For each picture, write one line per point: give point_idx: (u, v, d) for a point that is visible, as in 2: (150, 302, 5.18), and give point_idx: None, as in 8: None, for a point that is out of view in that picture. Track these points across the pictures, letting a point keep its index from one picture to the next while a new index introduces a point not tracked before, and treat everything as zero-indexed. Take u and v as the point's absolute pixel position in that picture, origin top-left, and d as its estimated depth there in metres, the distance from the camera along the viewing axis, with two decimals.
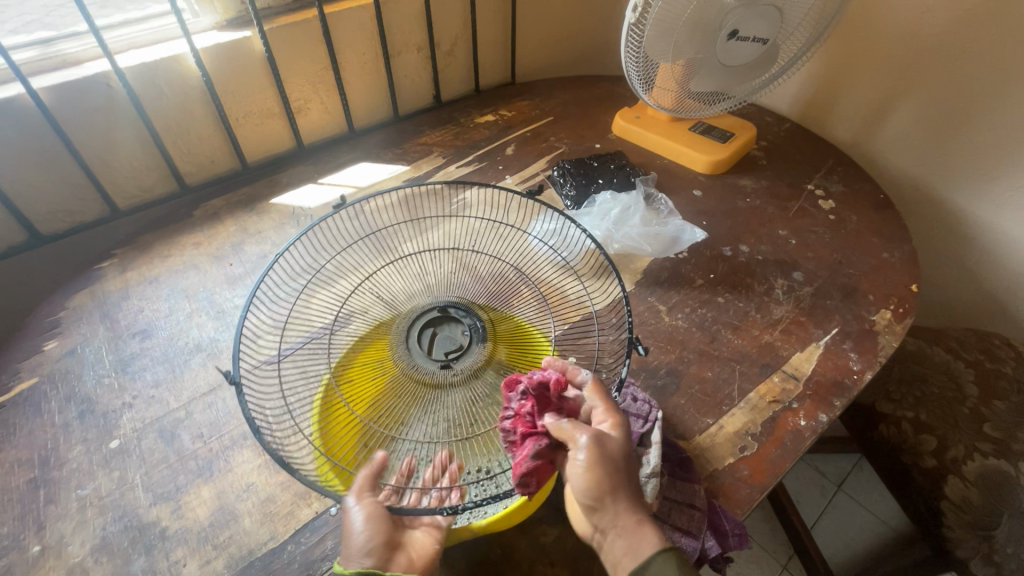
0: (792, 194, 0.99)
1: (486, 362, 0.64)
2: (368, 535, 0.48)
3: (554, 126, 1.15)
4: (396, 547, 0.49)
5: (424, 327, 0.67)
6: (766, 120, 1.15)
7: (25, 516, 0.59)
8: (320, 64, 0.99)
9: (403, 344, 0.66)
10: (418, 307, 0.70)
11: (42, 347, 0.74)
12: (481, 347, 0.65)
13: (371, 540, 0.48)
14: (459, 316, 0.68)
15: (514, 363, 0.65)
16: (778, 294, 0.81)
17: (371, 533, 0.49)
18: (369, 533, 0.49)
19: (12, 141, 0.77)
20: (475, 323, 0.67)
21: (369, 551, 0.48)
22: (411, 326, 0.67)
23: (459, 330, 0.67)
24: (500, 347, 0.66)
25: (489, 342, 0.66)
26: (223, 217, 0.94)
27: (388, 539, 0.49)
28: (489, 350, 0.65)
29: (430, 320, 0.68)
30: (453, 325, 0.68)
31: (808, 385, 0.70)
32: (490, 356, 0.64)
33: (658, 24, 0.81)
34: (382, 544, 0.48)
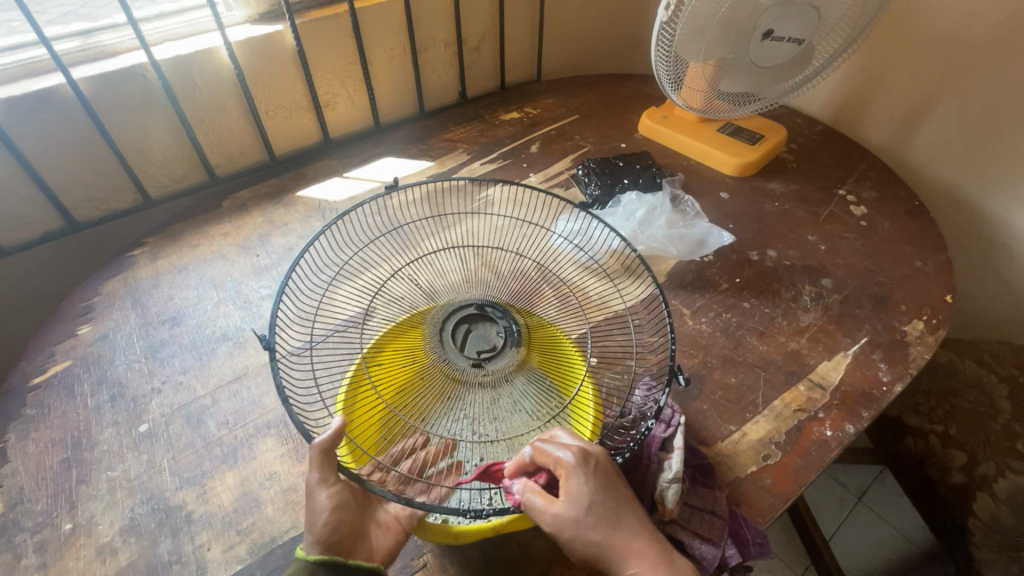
0: (822, 198, 0.97)
1: (518, 368, 0.61)
2: (331, 525, 0.49)
3: (579, 124, 1.15)
4: (357, 536, 0.51)
5: (459, 323, 0.65)
6: (796, 122, 1.12)
7: (58, 494, 0.60)
8: (349, 59, 1.00)
9: (437, 337, 0.64)
10: (455, 303, 0.68)
11: (76, 331, 0.76)
12: (515, 351, 0.62)
13: (332, 529, 0.49)
14: (496, 316, 0.66)
15: (547, 371, 0.62)
16: (806, 301, 0.80)
17: (337, 521, 0.49)
18: (335, 521, 0.49)
19: (52, 130, 0.80)
20: (511, 326, 0.65)
21: (331, 539, 0.49)
22: (446, 319, 0.65)
23: (494, 330, 0.65)
24: (534, 353, 0.63)
25: (524, 347, 0.63)
26: (251, 208, 0.96)
27: (351, 527, 0.50)
28: (523, 356, 0.62)
29: (467, 316, 0.66)
30: (488, 324, 0.66)
31: (835, 394, 0.69)
32: (523, 362, 0.62)
33: (691, 23, 0.80)
34: (343, 533, 0.49)
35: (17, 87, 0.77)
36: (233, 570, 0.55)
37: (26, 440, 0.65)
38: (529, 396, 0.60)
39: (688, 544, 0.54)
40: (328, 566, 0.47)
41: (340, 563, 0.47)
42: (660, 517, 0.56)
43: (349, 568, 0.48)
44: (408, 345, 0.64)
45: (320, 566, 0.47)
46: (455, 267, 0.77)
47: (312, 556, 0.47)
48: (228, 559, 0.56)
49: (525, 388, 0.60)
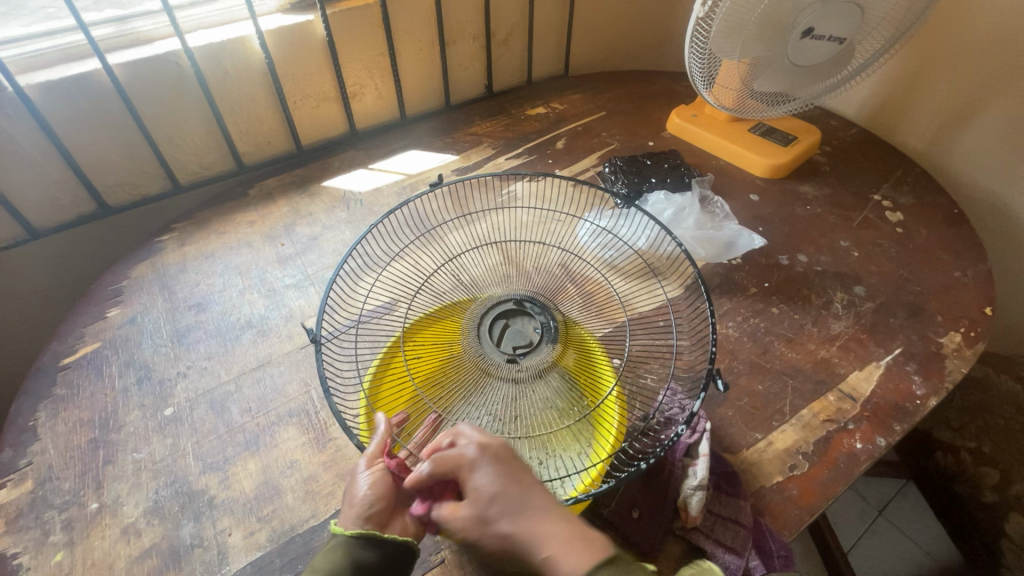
0: (856, 203, 0.94)
1: (553, 365, 0.60)
2: (371, 502, 0.49)
3: (606, 121, 1.13)
4: (392, 512, 0.50)
5: (496, 317, 0.65)
6: (831, 124, 1.09)
7: (86, 474, 0.61)
8: (377, 50, 1.00)
9: (474, 332, 0.64)
10: (493, 296, 0.67)
11: (105, 314, 0.78)
12: (550, 348, 0.61)
13: (370, 506, 0.49)
14: (533, 311, 0.65)
15: (582, 369, 0.61)
16: (837, 309, 0.78)
17: (375, 499, 0.49)
18: (372, 499, 0.49)
19: (87, 114, 0.81)
20: (548, 322, 0.64)
21: (368, 514, 0.49)
22: (483, 313, 0.65)
23: (532, 325, 0.64)
24: (570, 352, 0.62)
25: (559, 345, 0.62)
26: (277, 197, 0.96)
27: (389, 504, 0.50)
28: (559, 353, 0.61)
29: (504, 309, 0.65)
30: (525, 319, 0.65)
31: (866, 406, 0.67)
32: (559, 359, 0.61)
33: (727, 20, 0.78)
34: (381, 511, 0.49)
35: (54, 72, 0.78)
36: (253, 557, 0.55)
37: (56, 419, 0.66)
38: (563, 393, 0.59)
39: (711, 553, 0.54)
40: (365, 541, 0.47)
41: (379, 539, 0.47)
42: (682, 524, 0.55)
43: (387, 545, 0.47)
44: (444, 337, 0.64)
45: (358, 540, 0.47)
46: (478, 262, 0.76)
47: (350, 532, 0.47)
48: (248, 545, 0.56)
49: (559, 386, 0.59)
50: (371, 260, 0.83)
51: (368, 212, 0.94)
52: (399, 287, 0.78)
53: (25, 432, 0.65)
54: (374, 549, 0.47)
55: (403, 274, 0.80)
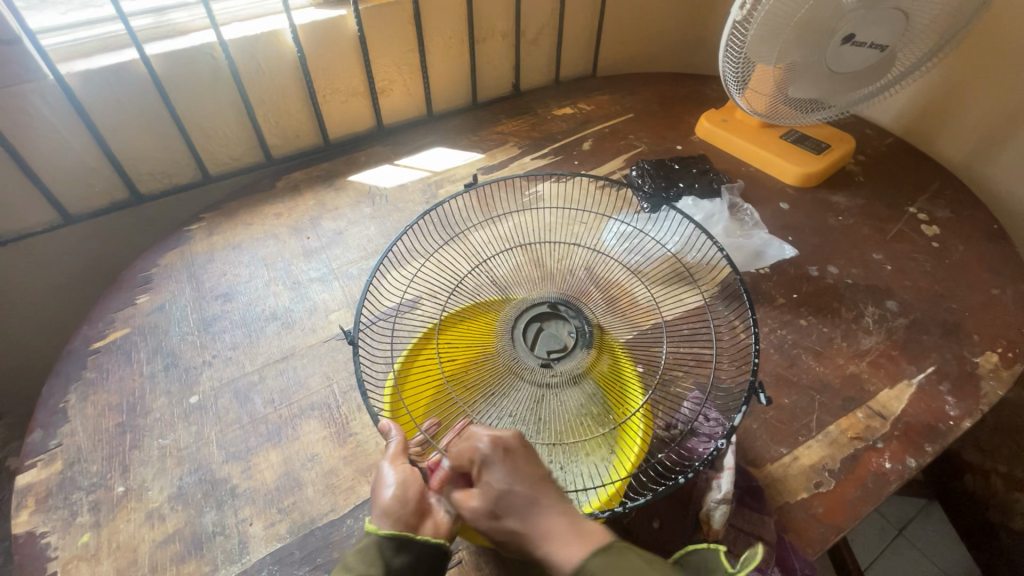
0: (891, 215, 0.92)
1: (588, 371, 0.59)
2: (401, 500, 0.48)
3: (634, 124, 1.12)
4: (425, 513, 0.50)
5: (531, 320, 0.64)
6: (866, 133, 1.07)
7: (113, 457, 0.63)
8: (407, 46, 1.00)
9: (508, 334, 0.63)
10: (528, 299, 0.66)
11: (135, 300, 0.79)
12: (585, 354, 0.61)
13: (401, 505, 0.48)
14: (568, 315, 0.64)
15: (617, 376, 0.60)
16: (868, 323, 0.76)
17: (404, 499, 0.49)
18: (401, 499, 0.49)
19: (123, 103, 0.82)
20: (583, 326, 0.63)
21: (399, 513, 0.48)
22: (517, 315, 0.64)
23: (566, 329, 0.63)
24: (604, 359, 0.61)
25: (594, 351, 0.61)
26: (304, 190, 0.97)
27: (419, 503, 0.49)
28: (593, 360, 0.60)
29: (539, 312, 0.64)
30: (560, 323, 0.64)
31: (897, 425, 0.65)
32: (594, 365, 0.60)
33: (766, 23, 0.76)
34: (410, 511, 0.48)
35: (93, 61, 0.79)
36: (273, 548, 0.56)
37: (85, 402, 0.67)
38: (596, 401, 0.58)
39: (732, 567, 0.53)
40: (395, 543, 0.47)
41: (410, 540, 0.47)
42: (703, 537, 0.54)
43: (418, 545, 0.47)
44: (477, 337, 0.64)
45: (390, 543, 0.47)
46: (500, 264, 0.76)
47: (385, 533, 0.47)
48: (268, 536, 0.57)
49: (593, 394, 0.58)
50: (406, 264, 0.83)
51: (393, 208, 0.94)
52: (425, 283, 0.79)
53: (56, 413, 0.66)
54: (405, 553, 0.47)
55: (436, 275, 0.79)
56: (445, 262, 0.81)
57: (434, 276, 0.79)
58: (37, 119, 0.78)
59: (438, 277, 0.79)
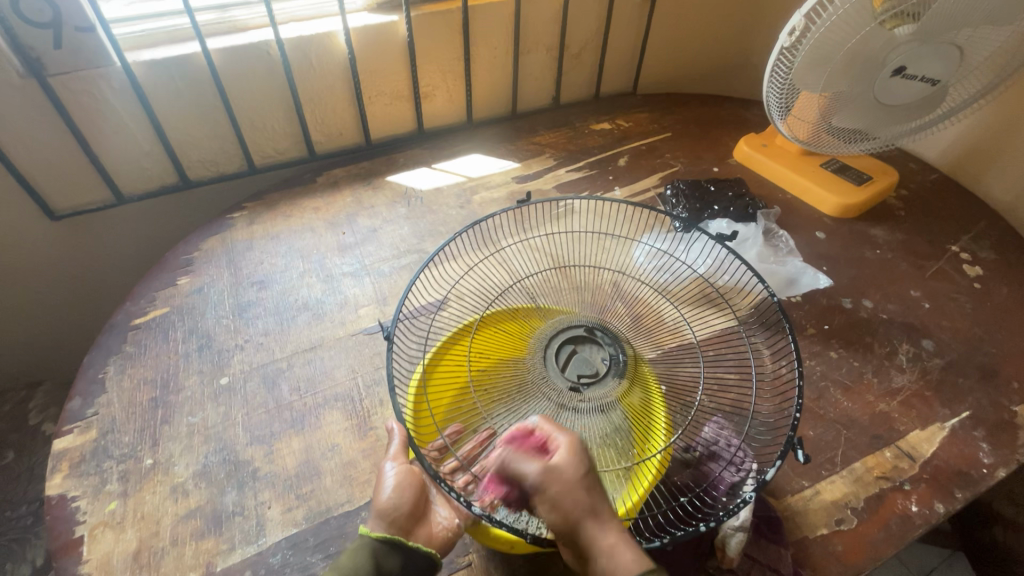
0: (931, 252, 0.89)
1: (617, 401, 0.58)
2: (397, 502, 0.53)
3: (671, 143, 1.12)
4: (419, 519, 0.54)
5: (565, 342, 0.63)
6: (910, 167, 1.05)
7: (145, 430, 0.65)
8: (453, 54, 1.03)
9: (541, 355, 0.62)
10: (565, 319, 0.65)
11: (176, 281, 0.82)
12: (616, 383, 0.59)
13: (395, 508, 0.53)
14: (603, 341, 0.63)
15: (645, 411, 0.59)
16: (901, 361, 0.74)
17: (398, 501, 0.53)
18: (397, 500, 0.53)
19: (180, 91, 0.86)
20: (618, 354, 0.62)
21: (393, 516, 0.53)
22: (551, 334, 0.64)
23: (600, 355, 0.62)
24: (635, 390, 0.59)
25: (626, 381, 0.59)
26: (343, 186, 0.99)
27: (413, 510, 0.54)
28: (624, 390, 0.59)
29: (574, 335, 0.63)
30: (593, 347, 0.63)
31: (926, 468, 0.63)
32: (624, 396, 0.58)
33: (813, 53, 0.77)
34: (405, 514, 0.53)
35: (157, 51, 0.83)
36: (289, 533, 0.57)
37: (123, 374, 0.70)
38: (622, 432, 0.57)
39: None
40: (388, 545, 0.50)
41: (400, 544, 0.49)
42: (718, 564, 0.54)
43: (407, 551, 0.49)
44: (508, 349, 0.64)
45: (382, 545, 0.50)
46: (536, 278, 0.77)
47: (375, 534, 0.50)
48: (285, 520, 0.58)
49: (619, 423, 0.57)
50: (447, 271, 0.84)
51: (427, 211, 0.96)
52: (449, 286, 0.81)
53: (94, 383, 0.69)
54: (396, 555, 0.49)
55: (472, 282, 0.80)
56: (483, 270, 0.82)
57: (462, 280, 0.81)
58: (102, 103, 0.82)
59: (474, 283, 0.80)
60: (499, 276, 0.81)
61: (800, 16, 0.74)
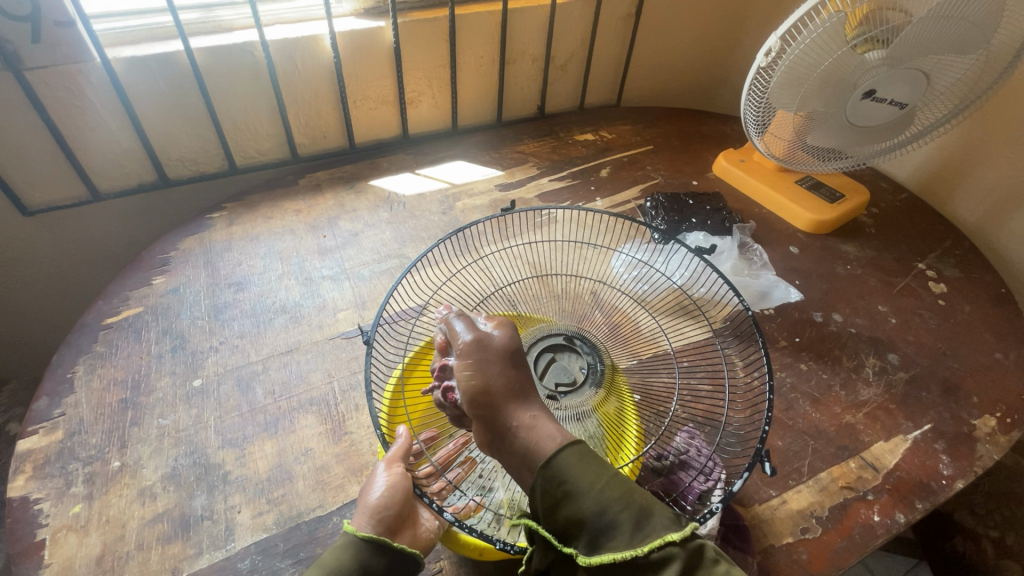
0: (899, 269, 0.92)
1: (593, 410, 0.58)
2: (389, 503, 0.52)
3: (652, 156, 1.14)
4: (406, 520, 0.53)
5: (544, 350, 0.62)
6: (881, 186, 1.08)
7: (113, 431, 0.64)
8: (439, 62, 1.03)
9: None
10: (545, 327, 0.64)
11: (151, 281, 0.81)
12: (593, 392, 0.59)
13: (384, 510, 0.52)
14: (582, 350, 0.62)
15: (619, 420, 0.59)
16: (867, 374, 0.76)
17: (388, 502, 0.52)
18: (387, 501, 0.52)
19: (160, 88, 0.85)
20: (596, 363, 0.61)
21: (382, 515, 0.51)
22: (531, 342, 0.63)
23: (578, 363, 0.61)
24: (612, 399, 0.59)
25: (603, 391, 0.59)
26: (325, 189, 0.99)
27: (402, 512, 0.52)
28: (600, 400, 0.58)
29: (553, 343, 0.62)
30: (572, 356, 0.62)
31: (889, 478, 0.65)
32: (600, 405, 0.58)
33: (788, 73, 0.80)
34: (394, 516, 0.52)
35: (139, 49, 0.83)
36: (259, 537, 0.56)
37: (92, 375, 0.69)
38: (596, 441, 0.57)
39: None
40: (373, 546, 0.49)
41: (387, 546, 0.49)
42: None
43: (395, 553, 0.49)
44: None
45: (368, 545, 0.49)
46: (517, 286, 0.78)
47: (362, 534, 0.50)
48: (255, 525, 0.57)
49: (594, 432, 0.57)
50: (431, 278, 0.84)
51: (410, 215, 0.96)
52: (431, 292, 0.81)
53: (62, 383, 0.68)
54: (381, 556, 0.49)
55: (453, 288, 0.81)
56: (464, 275, 0.83)
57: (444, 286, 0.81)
58: (80, 98, 0.81)
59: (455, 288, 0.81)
60: (481, 283, 0.81)
61: (776, 38, 0.76)
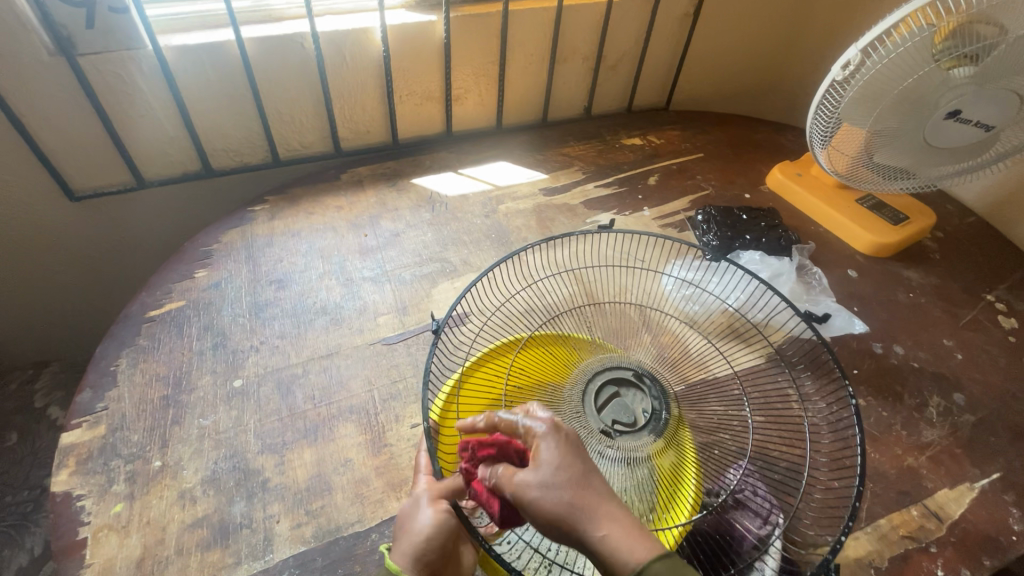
0: (966, 300, 0.87)
1: (647, 458, 0.53)
2: (431, 547, 0.48)
3: (702, 164, 1.10)
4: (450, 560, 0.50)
5: (608, 382, 0.59)
6: (945, 209, 1.02)
7: (154, 430, 0.63)
8: (489, 58, 1.00)
9: (579, 390, 0.58)
10: (615, 357, 0.61)
11: (193, 274, 0.80)
12: (651, 439, 0.54)
13: (428, 550, 0.48)
14: (650, 391, 0.58)
15: (675, 478, 0.54)
16: (931, 414, 0.72)
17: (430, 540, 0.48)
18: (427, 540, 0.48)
19: (209, 78, 0.84)
20: (661, 411, 0.56)
21: (424, 559, 0.48)
22: (596, 370, 0.60)
23: (641, 405, 0.57)
24: (669, 453, 0.54)
25: (662, 441, 0.54)
26: (366, 186, 0.97)
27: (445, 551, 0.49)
28: (658, 449, 0.54)
29: (620, 377, 0.59)
30: (637, 395, 0.58)
31: (954, 531, 0.61)
32: (656, 456, 0.54)
33: (865, 88, 0.75)
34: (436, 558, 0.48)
35: (190, 36, 0.81)
36: (297, 551, 0.55)
37: (135, 369, 0.69)
38: (644, 492, 0.53)
39: None
40: None
41: None
42: None
43: None
44: (546, 373, 0.61)
45: None
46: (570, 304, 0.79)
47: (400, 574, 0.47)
48: (294, 537, 0.56)
49: (643, 483, 0.53)
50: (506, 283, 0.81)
51: (452, 218, 0.94)
52: (507, 296, 0.78)
53: (106, 375, 0.68)
54: None
55: (528, 296, 0.78)
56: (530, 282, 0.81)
57: (521, 294, 0.78)
58: (130, 86, 0.80)
59: (528, 296, 0.79)
60: (549, 292, 0.80)
61: (856, 50, 0.73)
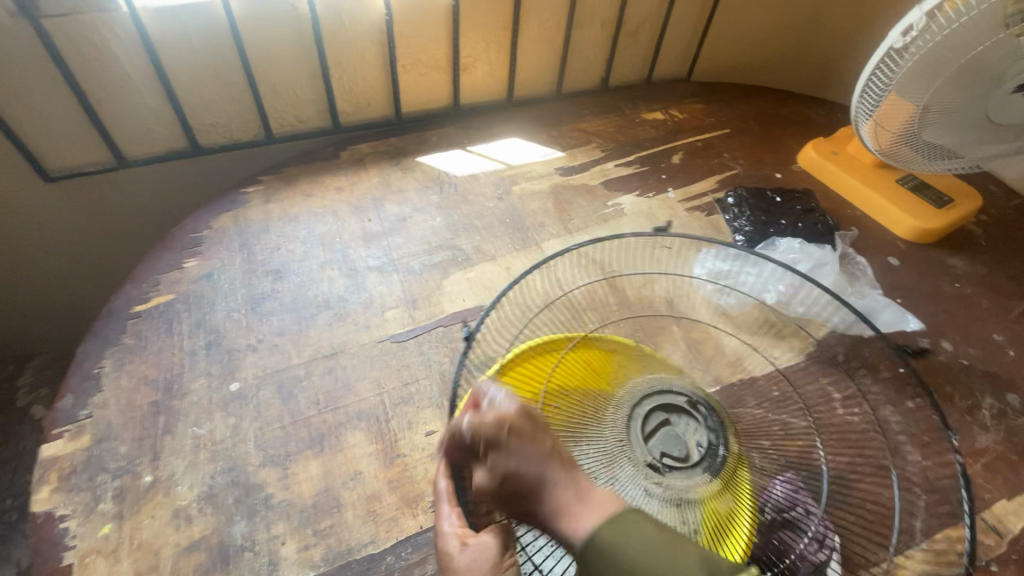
0: (1016, 291, 0.81)
1: (699, 497, 0.49)
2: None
3: (729, 141, 1.02)
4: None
5: (658, 408, 0.54)
6: (990, 191, 0.96)
7: (144, 439, 0.58)
8: (500, 23, 0.92)
9: (626, 417, 0.54)
10: (666, 378, 0.57)
11: (182, 264, 0.73)
12: (705, 478, 0.50)
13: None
14: (704, 421, 0.54)
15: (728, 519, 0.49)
16: (984, 417, 0.67)
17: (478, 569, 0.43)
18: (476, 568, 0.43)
19: (192, 43, 0.75)
20: (717, 446, 0.52)
21: None
22: (645, 393, 0.55)
23: (695, 437, 0.53)
24: (723, 495, 0.50)
25: (717, 482, 0.50)
26: (368, 164, 0.90)
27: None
28: (712, 491, 0.50)
29: (670, 403, 0.55)
30: (689, 425, 0.54)
31: (1014, 547, 0.57)
32: (709, 498, 0.49)
33: (926, 58, 0.67)
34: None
35: None
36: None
37: (121, 371, 0.62)
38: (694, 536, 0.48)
39: None
40: None
41: None
42: None
43: None
44: (582, 384, 0.56)
45: None
46: (604, 302, 0.73)
47: None
48: (301, 561, 0.51)
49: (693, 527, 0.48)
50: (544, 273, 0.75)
51: (462, 200, 0.87)
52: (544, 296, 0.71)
53: (89, 379, 0.62)
54: None
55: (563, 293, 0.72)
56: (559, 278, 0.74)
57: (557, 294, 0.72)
58: (105, 53, 0.72)
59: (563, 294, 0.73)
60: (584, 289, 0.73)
61: (919, 13, 0.65)
